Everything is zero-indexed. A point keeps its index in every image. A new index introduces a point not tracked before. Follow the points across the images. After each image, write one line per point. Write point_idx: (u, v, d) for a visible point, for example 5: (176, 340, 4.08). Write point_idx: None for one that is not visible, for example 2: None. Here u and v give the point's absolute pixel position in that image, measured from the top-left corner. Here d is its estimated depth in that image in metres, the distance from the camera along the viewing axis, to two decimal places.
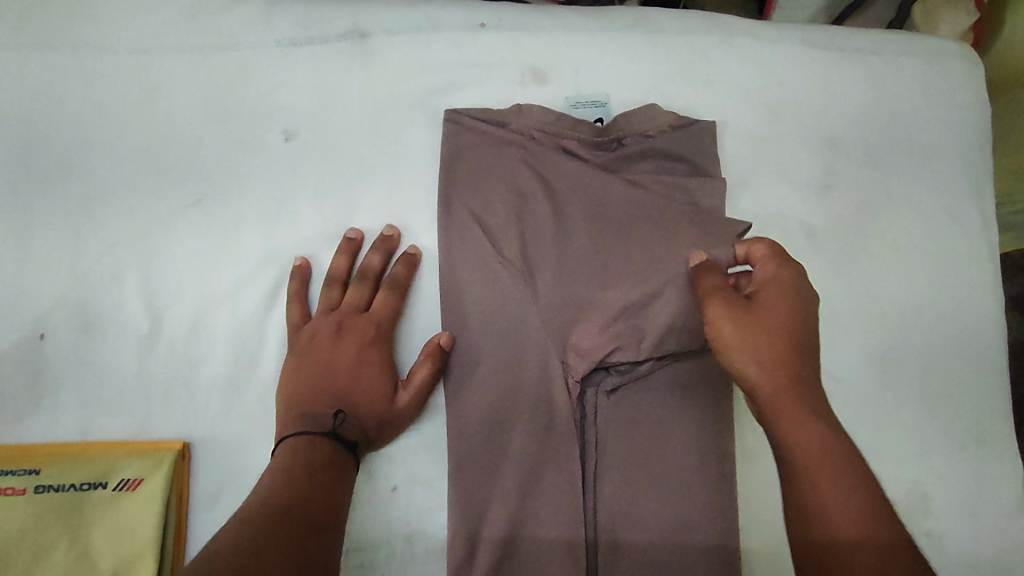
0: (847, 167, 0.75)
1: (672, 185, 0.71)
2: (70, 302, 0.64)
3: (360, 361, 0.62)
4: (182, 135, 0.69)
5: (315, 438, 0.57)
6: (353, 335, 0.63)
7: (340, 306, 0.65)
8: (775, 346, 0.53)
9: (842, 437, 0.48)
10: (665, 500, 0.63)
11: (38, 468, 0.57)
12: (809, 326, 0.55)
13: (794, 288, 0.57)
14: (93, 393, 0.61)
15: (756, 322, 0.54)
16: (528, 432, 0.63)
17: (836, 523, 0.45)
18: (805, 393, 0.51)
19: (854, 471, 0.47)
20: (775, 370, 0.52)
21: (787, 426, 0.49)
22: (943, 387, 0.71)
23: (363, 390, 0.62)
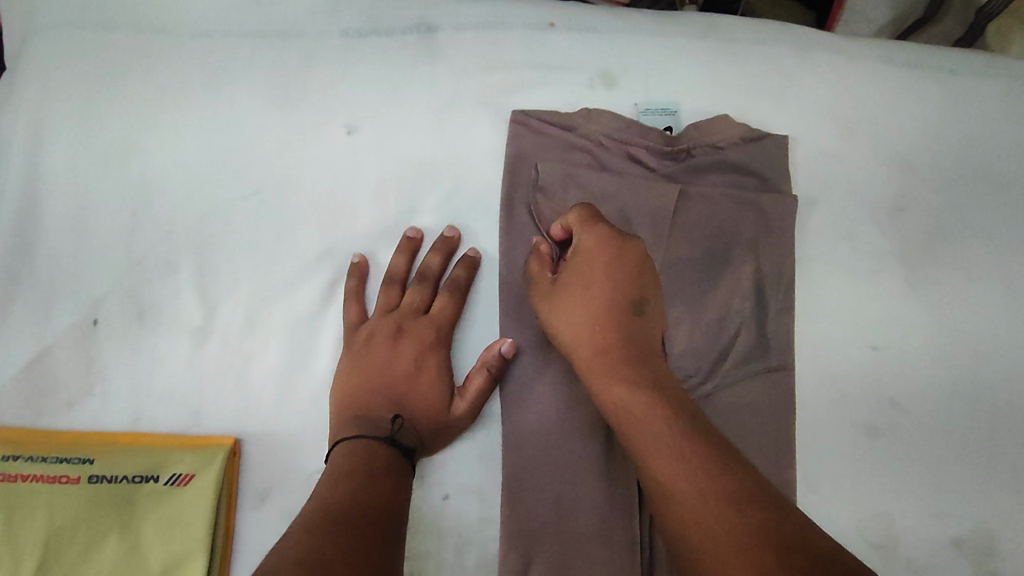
0: (922, 190, 0.73)
1: (741, 200, 0.69)
2: (123, 289, 0.61)
3: (418, 365, 0.61)
4: (242, 123, 0.66)
5: (373, 442, 0.56)
6: (412, 337, 0.62)
7: (398, 307, 0.64)
8: (594, 310, 0.59)
9: (678, 433, 0.49)
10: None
11: (91, 458, 0.56)
12: (604, 285, 0.60)
13: (598, 252, 0.61)
14: (145, 384, 0.60)
15: (568, 322, 0.59)
16: (585, 446, 0.62)
17: (689, 510, 0.45)
18: (629, 346, 0.56)
19: (676, 429, 0.49)
20: (594, 337, 0.58)
21: (610, 392, 0.54)
22: (1012, 422, 0.68)
23: (421, 395, 0.60)
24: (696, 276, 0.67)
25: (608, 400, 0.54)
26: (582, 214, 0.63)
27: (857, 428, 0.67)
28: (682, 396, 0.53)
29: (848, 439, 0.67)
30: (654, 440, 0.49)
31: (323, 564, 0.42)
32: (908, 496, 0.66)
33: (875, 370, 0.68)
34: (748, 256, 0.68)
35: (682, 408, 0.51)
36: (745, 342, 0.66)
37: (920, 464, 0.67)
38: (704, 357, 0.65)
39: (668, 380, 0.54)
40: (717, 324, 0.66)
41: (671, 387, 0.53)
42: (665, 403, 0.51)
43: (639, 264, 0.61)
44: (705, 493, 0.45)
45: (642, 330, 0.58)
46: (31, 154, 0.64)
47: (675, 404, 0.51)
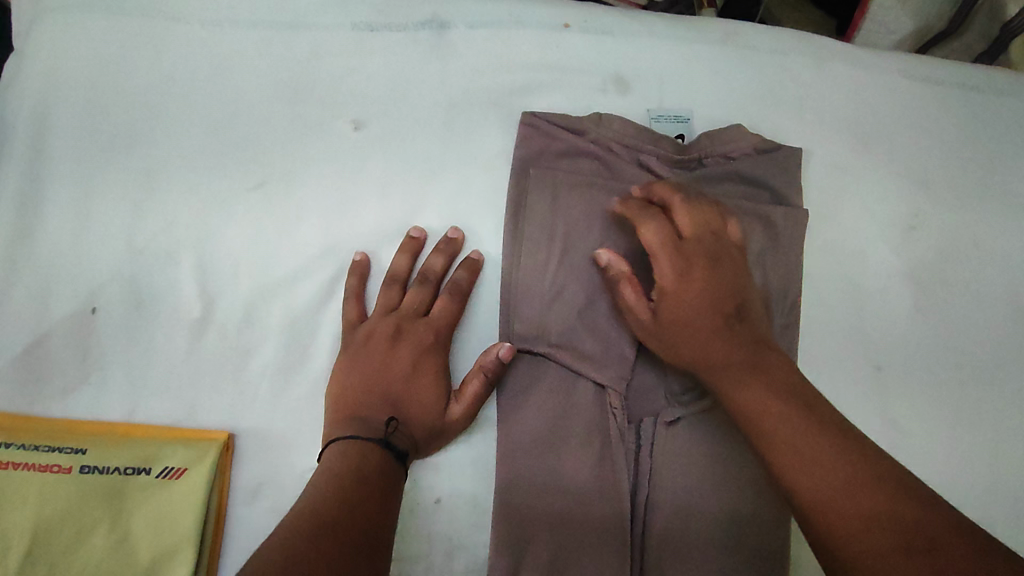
0: (936, 209, 0.71)
1: (752, 213, 0.67)
2: (123, 278, 0.61)
3: (416, 367, 0.61)
4: (249, 114, 0.65)
5: (365, 442, 0.55)
6: (410, 339, 0.61)
7: (398, 307, 0.63)
8: (704, 318, 0.55)
9: (779, 382, 0.51)
10: (715, 542, 0.60)
11: (84, 448, 0.55)
12: (699, 305, 0.56)
13: (683, 280, 0.57)
14: (141, 375, 0.59)
15: (680, 337, 0.56)
16: (579, 456, 0.61)
17: (802, 442, 0.46)
18: (736, 349, 0.54)
19: (824, 441, 0.46)
20: (702, 339, 0.55)
21: (741, 400, 0.51)
22: (1017, 448, 0.67)
23: (416, 397, 0.59)
24: None
25: (740, 414, 0.51)
26: (660, 230, 0.59)
27: None
28: (815, 396, 0.50)
29: None
30: (755, 392, 0.50)
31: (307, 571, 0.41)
32: None
33: (879, 391, 0.67)
34: (759, 270, 0.66)
35: (817, 408, 0.48)
36: None
37: None
38: None
39: (785, 369, 0.52)
40: None
41: (800, 386, 0.50)
42: (801, 411, 0.48)
43: (727, 268, 0.58)
44: (814, 432, 0.46)
45: (746, 334, 0.55)
46: (37, 139, 0.63)
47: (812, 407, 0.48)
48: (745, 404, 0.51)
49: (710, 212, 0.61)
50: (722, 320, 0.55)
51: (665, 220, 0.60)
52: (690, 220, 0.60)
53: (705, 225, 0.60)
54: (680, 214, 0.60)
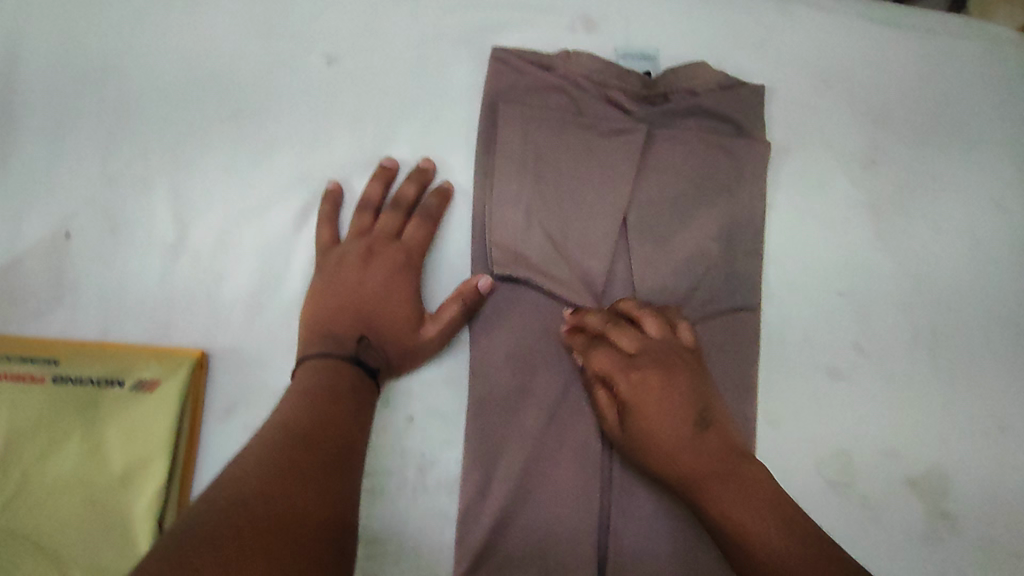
0: (895, 142, 0.73)
1: (714, 144, 0.69)
2: (97, 204, 0.61)
3: (388, 288, 0.62)
4: (222, 47, 0.66)
5: (338, 361, 0.57)
6: (382, 261, 0.63)
7: (371, 231, 0.64)
8: (676, 415, 0.57)
9: (752, 478, 0.53)
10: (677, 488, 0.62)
11: (56, 359, 0.56)
12: (674, 418, 0.56)
13: (642, 392, 0.58)
14: (116, 297, 0.60)
15: (648, 432, 0.57)
16: (552, 375, 0.63)
17: (756, 525, 0.50)
18: (712, 452, 0.55)
19: (818, 571, 0.47)
20: (675, 433, 0.56)
21: (716, 512, 0.52)
22: (971, 369, 0.70)
23: (388, 317, 0.61)
24: (670, 219, 0.68)
25: (726, 524, 0.52)
26: (631, 339, 0.61)
27: (819, 372, 0.69)
28: (795, 511, 0.51)
29: (813, 381, 0.68)
30: (721, 498, 0.53)
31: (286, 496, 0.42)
32: (865, 438, 0.68)
33: (841, 315, 0.69)
34: (722, 199, 0.69)
35: (801, 534, 0.49)
36: (714, 280, 0.67)
37: (880, 409, 0.69)
38: (674, 300, 0.66)
39: (761, 472, 0.54)
40: (688, 267, 0.67)
41: (777, 500, 0.52)
42: (789, 535, 0.49)
43: (700, 376, 0.59)
44: (773, 514, 0.50)
45: (719, 445, 0.55)
46: (9, 69, 0.63)
47: (798, 533, 0.49)
48: (716, 511, 0.53)
49: (652, 317, 0.62)
50: (700, 433, 0.56)
51: (608, 347, 0.61)
52: (660, 326, 0.61)
53: (674, 339, 0.61)
54: (650, 326, 0.61)
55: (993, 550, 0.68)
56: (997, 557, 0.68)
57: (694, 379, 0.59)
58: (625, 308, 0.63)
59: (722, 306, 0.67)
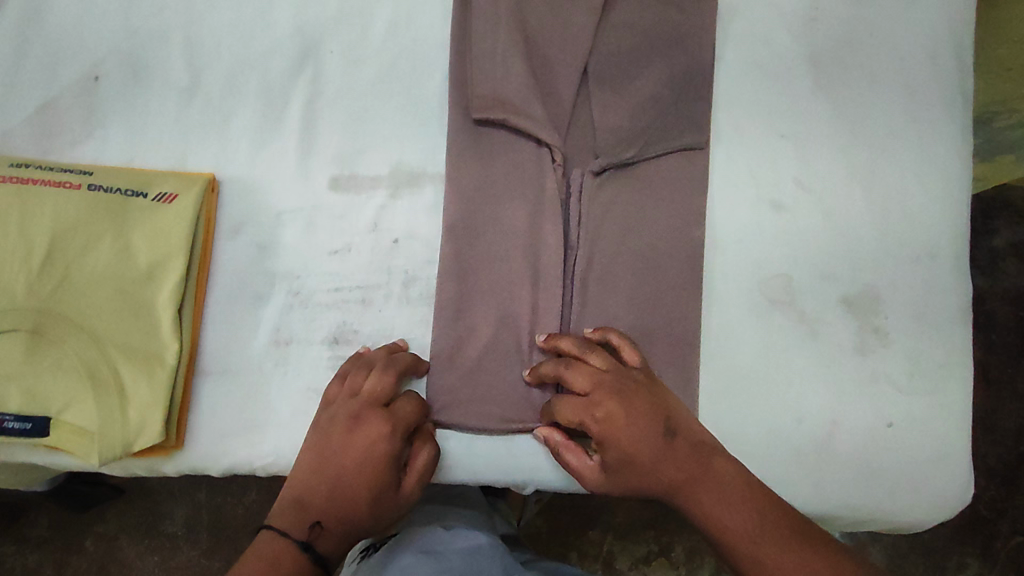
0: (835, 2, 0.80)
1: (664, 3, 0.77)
2: (121, 52, 0.70)
3: (371, 479, 0.58)
4: None
5: (282, 550, 0.55)
6: (369, 430, 0.60)
7: (362, 394, 0.62)
8: (648, 438, 0.60)
9: (733, 478, 0.59)
10: (631, 297, 0.72)
11: (91, 172, 0.65)
12: (646, 442, 0.60)
13: (615, 427, 0.60)
14: (138, 130, 0.70)
15: (630, 468, 0.60)
16: (517, 205, 0.71)
17: (762, 537, 0.55)
18: (691, 463, 0.59)
19: (801, 555, 0.54)
20: (654, 461, 0.60)
21: (711, 522, 0.58)
22: (904, 205, 0.77)
23: (360, 497, 0.58)
24: (626, 70, 0.76)
25: (725, 536, 0.57)
26: (585, 373, 0.63)
27: (763, 206, 0.76)
28: (766, 494, 0.58)
29: (756, 214, 0.76)
30: (714, 509, 0.58)
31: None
32: (804, 263, 0.75)
33: (782, 155, 0.77)
34: (671, 51, 0.76)
35: (777, 520, 0.56)
36: (665, 121, 0.75)
37: (819, 238, 0.76)
38: (632, 138, 0.74)
39: (736, 473, 0.59)
40: (644, 109, 0.74)
41: (752, 490, 0.58)
42: (770, 526, 0.56)
43: (651, 389, 0.63)
44: (768, 515, 0.56)
45: (689, 448, 0.60)
46: None
47: (780, 522, 0.56)
48: (710, 521, 0.58)
49: (594, 354, 0.65)
50: (672, 442, 0.60)
51: (570, 386, 0.64)
52: (605, 356, 0.64)
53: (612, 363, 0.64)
54: (596, 356, 0.64)
55: (922, 362, 0.74)
56: (925, 371, 0.74)
57: (648, 389, 0.63)
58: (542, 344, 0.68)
59: (673, 144, 0.74)
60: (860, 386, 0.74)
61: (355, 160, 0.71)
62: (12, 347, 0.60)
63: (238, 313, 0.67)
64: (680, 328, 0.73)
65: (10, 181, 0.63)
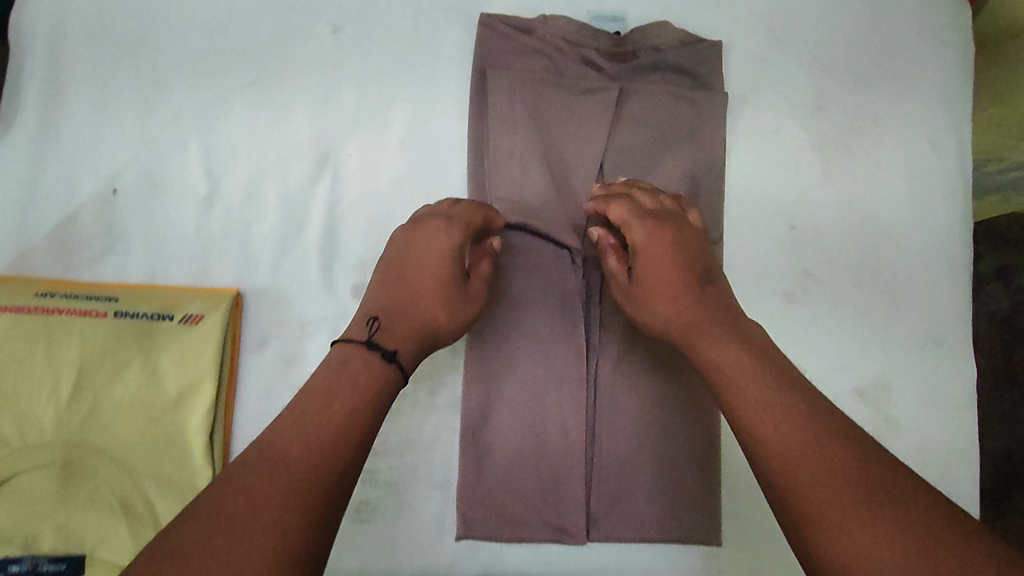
0: (841, 92, 0.82)
1: (677, 97, 0.78)
2: (139, 165, 0.70)
3: (436, 273, 0.62)
4: (239, 22, 0.73)
5: (346, 353, 0.54)
6: (426, 232, 0.65)
7: (447, 213, 0.66)
8: (679, 276, 0.62)
9: (740, 348, 0.54)
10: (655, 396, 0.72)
11: (116, 297, 0.65)
12: (676, 273, 0.63)
13: (654, 242, 0.65)
14: (159, 244, 0.69)
15: (660, 278, 0.63)
16: (538, 313, 0.72)
17: (775, 400, 0.50)
18: (707, 310, 0.59)
19: (826, 434, 0.47)
20: (670, 290, 0.62)
21: (708, 356, 0.56)
22: (910, 292, 0.80)
23: (423, 277, 0.62)
24: (643, 168, 0.77)
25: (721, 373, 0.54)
26: (647, 201, 0.68)
27: (776, 297, 0.78)
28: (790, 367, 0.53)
29: (771, 305, 0.78)
30: (716, 347, 0.56)
31: (231, 541, 0.40)
32: (817, 353, 0.78)
33: (793, 246, 0.80)
34: (686, 147, 0.78)
35: (803, 392, 0.50)
36: None
37: (830, 328, 0.78)
38: None
39: (761, 334, 0.56)
40: None
41: (790, 377, 0.51)
42: (790, 393, 0.50)
43: (702, 247, 0.65)
44: (792, 389, 0.50)
45: (719, 297, 0.61)
46: (53, 47, 0.70)
47: (827, 419, 0.48)
48: (709, 361, 0.56)
49: (663, 196, 0.70)
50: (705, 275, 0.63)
51: (622, 200, 0.68)
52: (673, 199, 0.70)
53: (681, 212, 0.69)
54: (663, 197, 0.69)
55: (930, 448, 0.77)
56: (935, 455, 0.77)
57: (704, 241, 0.67)
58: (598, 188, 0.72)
59: None
60: None
61: None
62: (40, 481, 0.59)
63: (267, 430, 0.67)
64: (702, 428, 0.73)
65: (36, 313, 0.63)
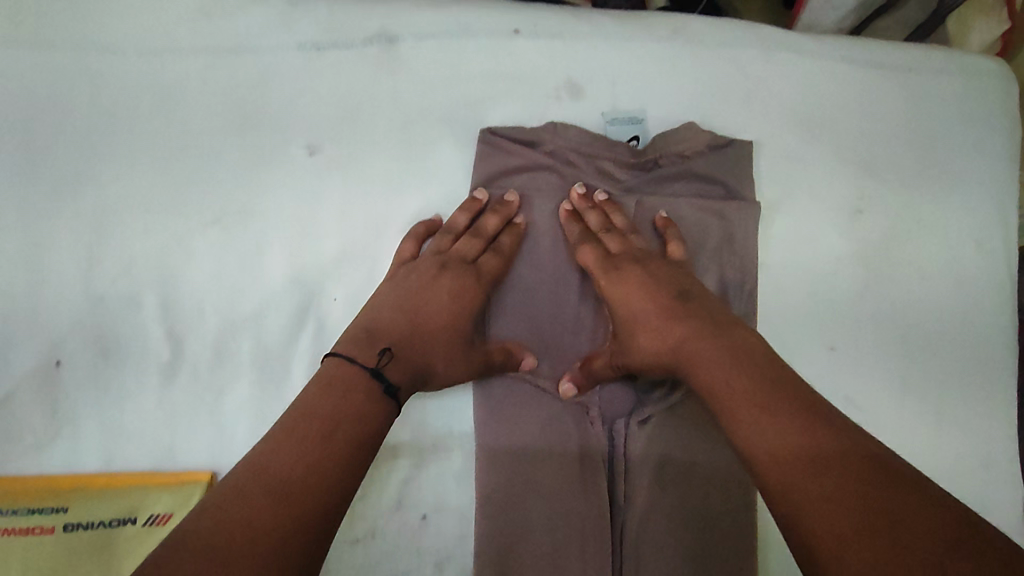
0: (880, 190, 0.75)
1: (702, 208, 0.70)
2: (85, 326, 0.60)
3: (459, 328, 0.60)
4: (198, 147, 0.63)
5: (360, 371, 0.52)
6: (458, 280, 0.62)
7: (446, 253, 0.63)
8: (654, 300, 0.58)
9: (730, 352, 0.52)
10: (688, 549, 0.64)
11: (66, 505, 0.57)
12: (649, 298, 0.59)
13: (619, 281, 0.61)
14: (114, 422, 0.59)
15: (629, 307, 0.60)
16: (557, 471, 0.64)
17: (762, 406, 0.47)
18: (693, 325, 0.55)
19: (818, 439, 0.44)
20: (648, 316, 0.58)
21: (701, 381, 0.52)
22: (959, 412, 0.73)
23: (446, 327, 0.60)
24: None
25: (706, 392, 0.52)
26: (616, 240, 0.64)
27: None
28: (785, 373, 0.50)
29: None
30: (711, 371, 0.52)
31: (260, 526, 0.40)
32: None
33: (831, 367, 0.71)
34: (716, 265, 0.70)
35: (789, 392, 0.48)
36: None
37: None
38: None
39: (758, 347, 0.53)
40: None
41: (776, 377, 0.49)
42: (778, 401, 0.47)
43: (674, 272, 0.61)
44: (776, 392, 0.48)
45: (703, 311, 0.57)
46: None
47: (815, 418, 0.45)
48: (698, 384, 0.52)
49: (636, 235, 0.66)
50: (687, 296, 0.58)
51: (594, 243, 0.64)
52: (665, 223, 0.67)
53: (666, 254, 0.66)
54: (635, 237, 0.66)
55: None
56: None
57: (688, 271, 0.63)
58: (575, 199, 0.67)
59: None
60: None
61: None
62: None
63: None
64: None
65: None
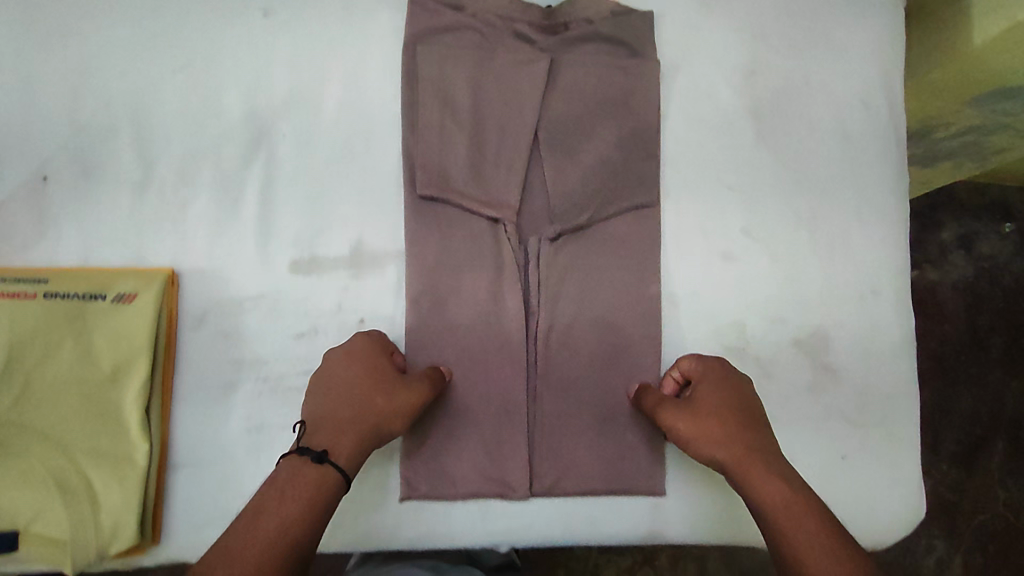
0: (771, 55, 0.84)
1: (609, 64, 0.79)
2: (70, 150, 0.71)
3: (373, 387, 0.63)
4: (167, 7, 0.74)
5: (289, 463, 0.57)
6: (365, 352, 0.66)
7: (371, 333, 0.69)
8: (725, 407, 0.66)
9: (741, 442, 0.64)
10: (597, 355, 0.74)
11: (46, 279, 0.66)
12: (717, 406, 0.67)
13: (714, 400, 0.67)
14: (92, 227, 0.70)
15: (702, 405, 0.67)
16: (475, 277, 0.73)
17: (754, 467, 0.62)
18: (698, 421, 0.66)
19: (789, 494, 0.59)
20: (671, 415, 0.67)
21: (706, 453, 0.65)
22: (847, 245, 0.81)
23: (360, 382, 0.63)
24: (582, 134, 0.78)
25: (705, 447, 0.65)
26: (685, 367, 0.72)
27: (715, 254, 0.79)
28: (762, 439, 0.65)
29: (710, 265, 0.79)
30: (717, 452, 0.64)
31: None
32: (756, 309, 0.79)
33: (727, 204, 0.81)
34: (622, 111, 0.79)
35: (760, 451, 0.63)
36: (621, 183, 0.77)
37: (767, 282, 0.80)
38: (584, 204, 0.76)
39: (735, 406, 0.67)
40: (600, 174, 0.77)
41: (754, 453, 0.63)
42: (750, 461, 0.62)
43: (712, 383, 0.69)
44: (759, 457, 0.63)
45: (695, 406, 0.67)
46: None
47: (787, 478, 0.61)
48: (709, 457, 0.64)
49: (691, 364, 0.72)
50: (749, 415, 0.67)
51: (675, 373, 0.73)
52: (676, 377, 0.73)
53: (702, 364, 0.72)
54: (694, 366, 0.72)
55: (868, 396, 0.79)
56: (872, 402, 0.79)
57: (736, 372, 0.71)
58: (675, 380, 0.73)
59: (625, 205, 0.77)
60: (813, 423, 0.78)
61: (313, 238, 0.72)
62: None
63: (205, 405, 0.68)
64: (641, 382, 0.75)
65: None
